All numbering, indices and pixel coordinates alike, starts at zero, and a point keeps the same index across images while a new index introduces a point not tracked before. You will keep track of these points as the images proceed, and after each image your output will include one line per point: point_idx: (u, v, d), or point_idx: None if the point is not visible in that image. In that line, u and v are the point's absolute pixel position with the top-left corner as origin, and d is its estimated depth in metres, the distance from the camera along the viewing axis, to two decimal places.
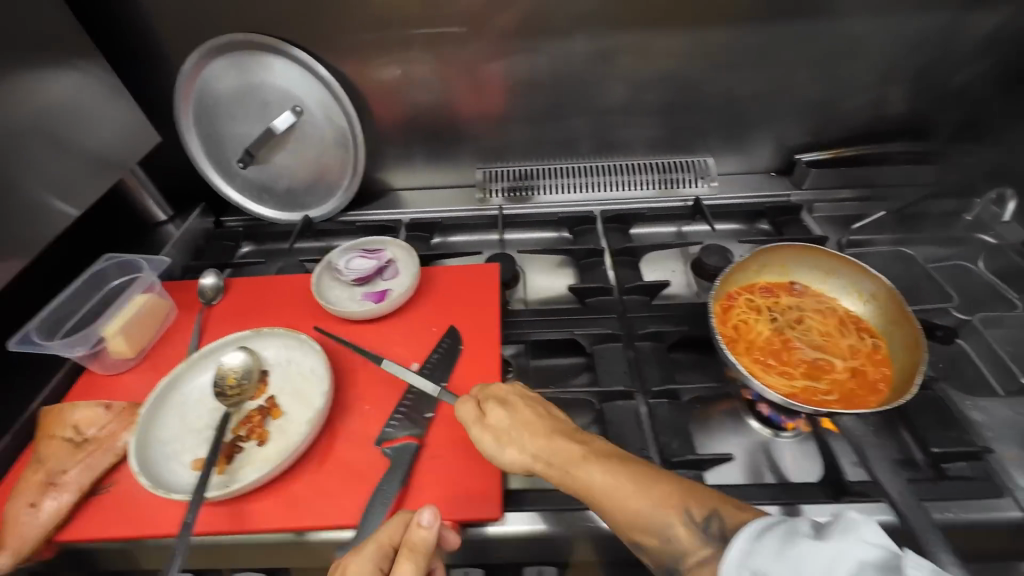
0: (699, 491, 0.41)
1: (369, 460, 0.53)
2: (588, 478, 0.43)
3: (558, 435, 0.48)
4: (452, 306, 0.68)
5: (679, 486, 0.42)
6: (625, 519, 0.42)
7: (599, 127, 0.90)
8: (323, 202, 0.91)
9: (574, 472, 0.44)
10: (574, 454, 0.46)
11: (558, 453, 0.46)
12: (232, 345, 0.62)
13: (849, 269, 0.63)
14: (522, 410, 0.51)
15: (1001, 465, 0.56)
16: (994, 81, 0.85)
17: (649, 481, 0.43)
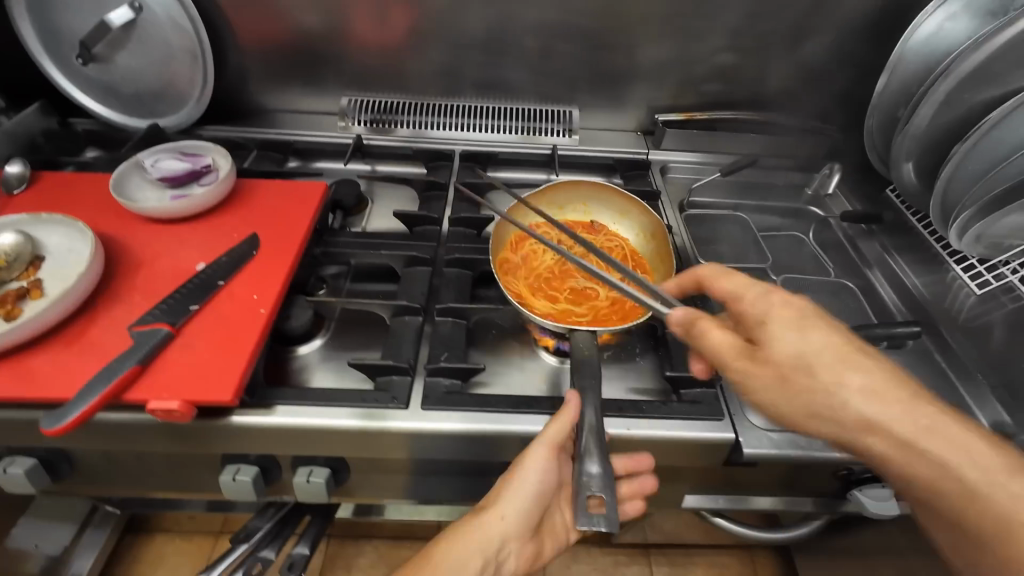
0: (850, 351, 0.47)
1: (119, 342, 0.53)
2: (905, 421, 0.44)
3: (730, 337, 0.49)
4: (260, 217, 0.68)
5: (825, 344, 0.47)
6: (820, 397, 0.46)
7: (464, 64, 0.91)
8: (177, 112, 0.90)
9: (928, 432, 0.44)
10: (910, 391, 0.46)
11: (849, 373, 0.46)
12: (13, 229, 0.61)
13: (635, 212, 0.77)
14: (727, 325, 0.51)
15: (734, 395, 0.63)
16: (834, 58, 0.89)
17: (884, 383, 0.45)
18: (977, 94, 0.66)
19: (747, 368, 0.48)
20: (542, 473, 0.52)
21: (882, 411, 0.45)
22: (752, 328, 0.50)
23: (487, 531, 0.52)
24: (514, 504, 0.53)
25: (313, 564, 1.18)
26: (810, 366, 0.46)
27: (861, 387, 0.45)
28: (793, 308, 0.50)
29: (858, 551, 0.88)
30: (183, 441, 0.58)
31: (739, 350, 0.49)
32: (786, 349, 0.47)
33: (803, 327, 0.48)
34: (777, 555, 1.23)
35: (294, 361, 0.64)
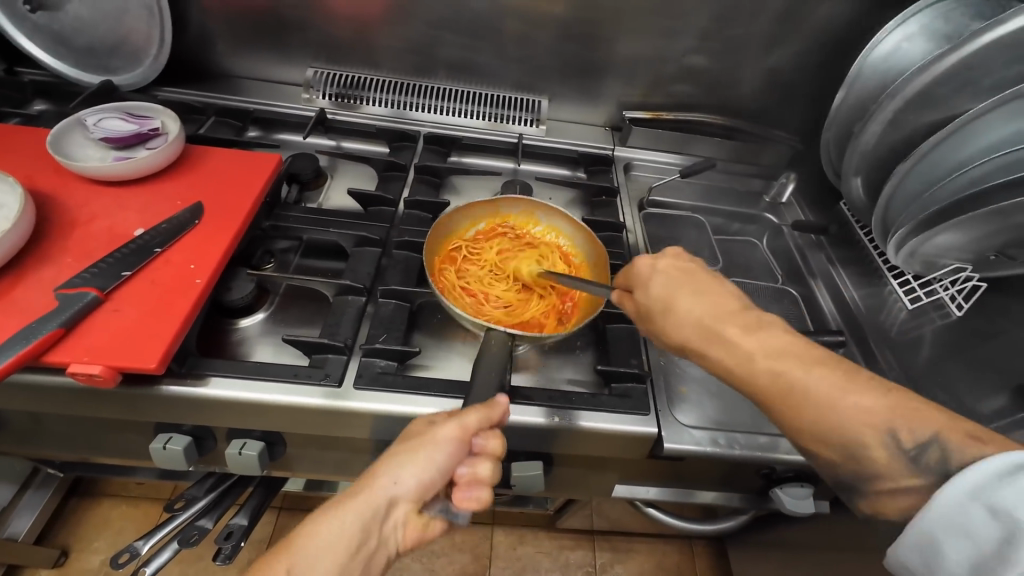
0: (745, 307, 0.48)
1: (44, 302, 0.53)
2: (748, 346, 0.45)
3: (659, 280, 0.53)
4: (209, 186, 0.68)
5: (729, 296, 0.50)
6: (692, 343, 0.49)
7: (435, 45, 0.90)
8: (132, 69, 0.88)
9: (771, 359, 0.44)
10: (744, 318, 0.47)
11: (693, 308, 0.49)
12: None
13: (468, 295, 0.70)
14: (668, 267, 0.53)
15: (664, 392, 0.65)
16: (798, 68, 0.90)
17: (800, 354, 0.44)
18: (922, 115, 0.69)
19: (647, 328, 0.54)
20: (448, 452, 0.45)
21: (729, 349, 0.46)
22: (637, 288, 0.55)
23: (367, 498, 0.43)
24: (410, 472, 0.44)
25: (262, 535, 1.19)
26: (666, 314, 0.51)
27: (701, 321, 0.48)
28: (671, 267, 0.53)
29: (782, 545, 0.92)
30: (113, 407, 0.57)
31: (639, 311, 0.54)
32: (651, 301, 0.53)
33: (674, 285, 0.52)
34: (714, 546, 1.29)
35: (235, 333, 0.64)
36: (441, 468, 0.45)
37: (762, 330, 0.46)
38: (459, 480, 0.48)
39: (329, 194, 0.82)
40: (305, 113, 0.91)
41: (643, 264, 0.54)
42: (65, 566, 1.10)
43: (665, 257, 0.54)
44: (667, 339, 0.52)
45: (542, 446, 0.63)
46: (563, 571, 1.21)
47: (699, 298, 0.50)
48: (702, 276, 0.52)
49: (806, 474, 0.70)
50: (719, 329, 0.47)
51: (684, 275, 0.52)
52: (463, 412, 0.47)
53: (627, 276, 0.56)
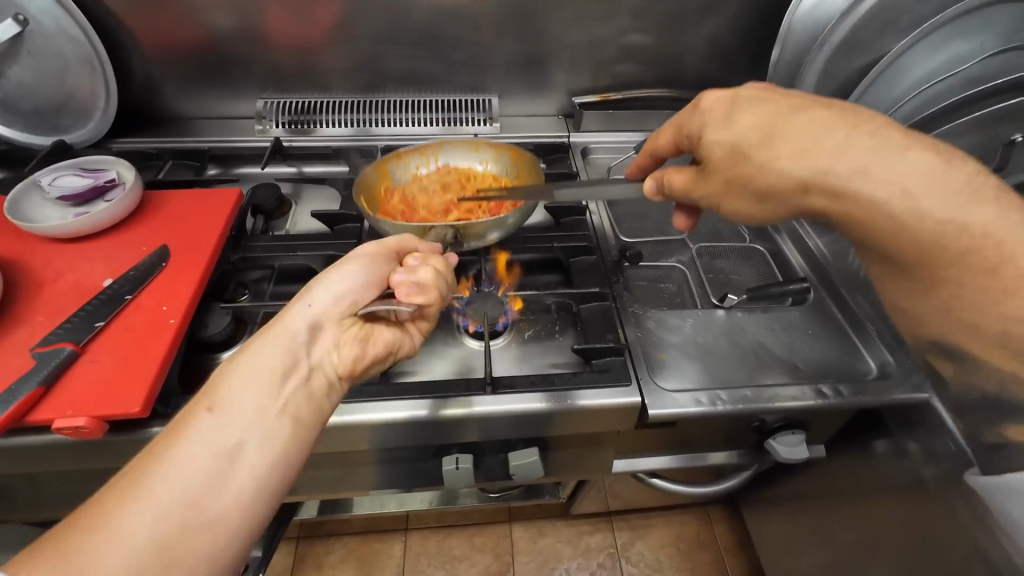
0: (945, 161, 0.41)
1: (21, 365, 0.53)
2: (908, 170, 0.41)
3: (749, 114, 0.45)
4: (171, 228, 0.68)
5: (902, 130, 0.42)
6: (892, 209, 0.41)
7: (378, 60, 0.91)
8: (83, 125, 0.89)
9: (954, 207, 0.40)
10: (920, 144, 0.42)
11: (814, 128, 0.43)
12: None
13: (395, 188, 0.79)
14: (753, 95, 0.47)
15: (644, 362, 0.67)
16: (734, 32, 0.93)
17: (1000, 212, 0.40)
18: (851, 61, 0.71)
19: (713, 183, 0.49)
20: (368, 267, 0.52)
21: (886, 176, 0.41)
22: (710, 124, 0.48)
23: (275, 334, 0.46)
24: (333, 284, 0.50)
25: (283, 567, 1.19)
26: (766, 144, 0.44)
27: (810, 148, 0.42)
28: (752, 93, 0.47)
29: (790, 496, 0.94)
30: (104, 458, 0.58)
31: (720, 157, 0.47)
32: (736, 137, 0.46)
33: (767, 111, 0.45)
34: (728, 509, 1.30)
35: (218, 367, 0.65)
36: (365, 279, 0.52)
37: (939, 159, 0.41)
38: (398, 282, 0.52)
39: (295, 220, 0.83)
40: (261, 144, 0.92)
41: (712, 100, 0.49)
42: None
43: (749, 87, 0.48)
44: (761, 183, 0.45)
45: (533, 432, 0.64)
46: (585, 557, 1.22)
47: (805, 122, 0.43)
48: (787, 97, 0.46)
49: (796, 421, 0.72)
50: (866, 165, 0.41)
51: (768, 99, 0.46)
52: (382, 238, 0.56)
53: (682, 126, 0.51)
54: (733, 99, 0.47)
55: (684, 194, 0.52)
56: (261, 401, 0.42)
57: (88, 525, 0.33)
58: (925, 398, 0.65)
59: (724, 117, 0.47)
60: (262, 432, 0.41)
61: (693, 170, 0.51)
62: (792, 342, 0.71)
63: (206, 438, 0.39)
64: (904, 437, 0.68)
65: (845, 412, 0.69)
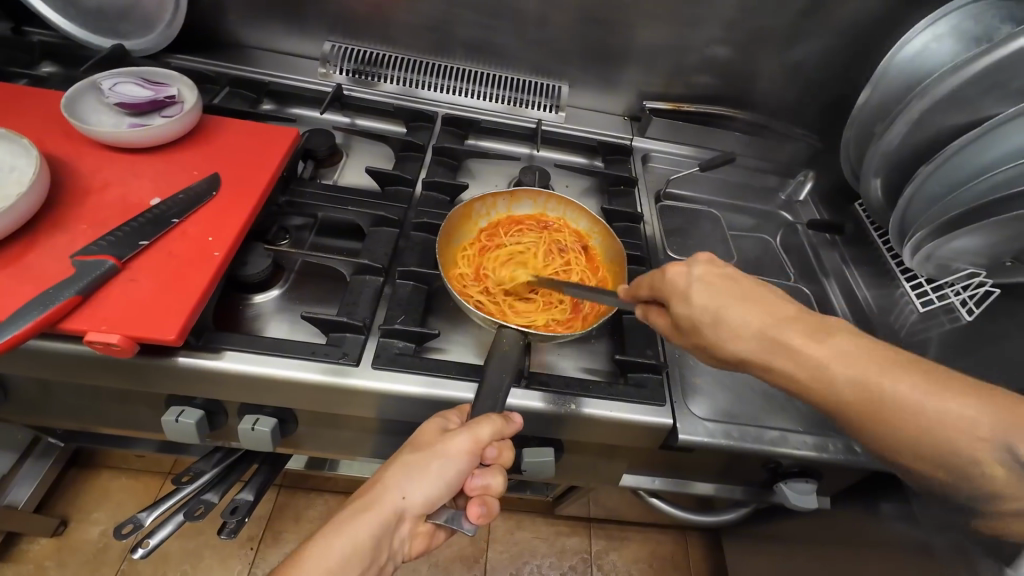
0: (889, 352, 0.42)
1: (60, 270, 0.52)
2: (815, 356, 0.43)
3: (702, 289, 0.48)
4: (225, 158, 0.66)
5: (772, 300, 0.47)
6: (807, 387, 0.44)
7: (454, 23, 0.88)
8: (144, 34, 0.86)
9: (842, 362, 0.42)
10: (806, 325, 0.45)
11: (746, 321, 0.46)
12: None
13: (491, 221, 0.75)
14: (711, 274, 0.49)
15: (678, 384, 0.65)
16: (822, 64, 0.90)
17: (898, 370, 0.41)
18: (948, 117, 0.68)
19: (686, 340, 0.51)
20: (458, 464, 0.48)
21: (798, 360, 0.44)
22: (674, 299, 0.50)
23: (380, 510, 0.47)
24: (421, 482, 0.47)
25: (262, 512, 1.20)
26: (715, 325, 0.47)
27: (759, 332, 0.45)
28: (709, 274, 0.49)
29: (779, 539, 0.94)
30: (124, 378, 0.57)
31: (681, 325, 0.50)
32: (695, 312, 0.48)
33: (720, 294, 0.47)
34: (706, 537, 1.31)
35: (249, 309, 0.64)
36: (450, 481, 0.48)
37: (816, 335, 0.44)
38: (472, 490, 0.50)
39: (344, 172, 0.81)
40: (321, 88, 0.90)
41: (677, 272, 0.50)
42: (63, 535, 1.13)
43: (699, 262, 0.50)
44: (716, 351, 0.48)
45: (552, 433, 0.63)
46: (558, 557, 1.23)
47: (749, 309, 0.46)
48: (746, 282, 0.48)
49: (811, 469, 0.71)
50: (784, 338, 0.44)
51: (722, 284, 0.48)
52: (477, 423, 0.48)
53: (655, 287, 0.52)
54: (685, 278, 0.49)
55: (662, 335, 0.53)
56: None
57: None
58: None
59: (681, 293, 0.49)
60: None
61: (673, 320, 0.52)
62: None
63: None
64: (918, 505, 0.67)
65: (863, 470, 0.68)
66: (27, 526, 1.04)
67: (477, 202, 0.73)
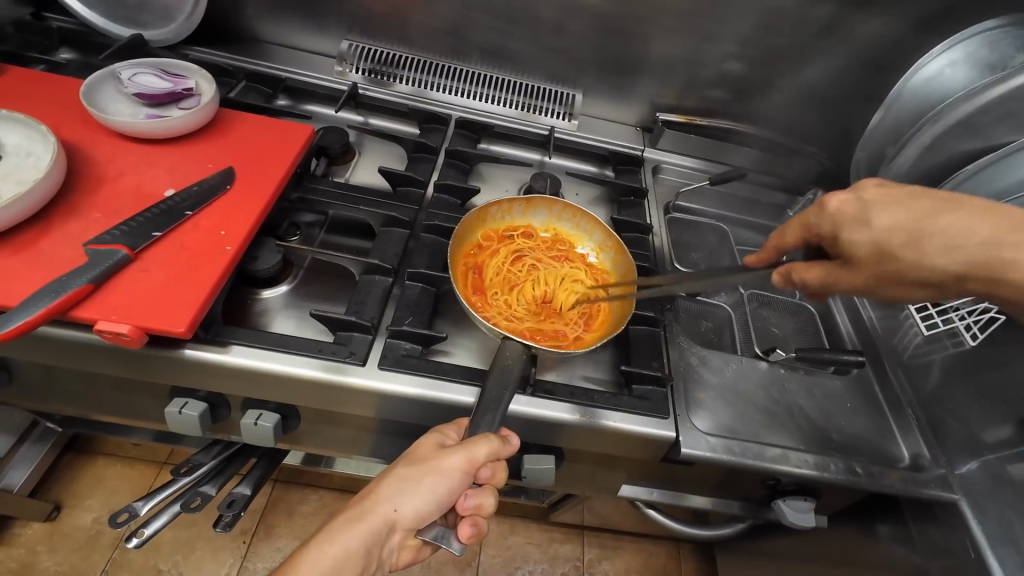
0: None
1: (73, 258, 0.52)
2: None
3: (888, 211, 0.44)
4: (240, 152, 0.66)
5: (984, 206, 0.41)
6: None
7: (472, 27, 0.88)
8: (163, 25, 0.86)
9: None
10: None
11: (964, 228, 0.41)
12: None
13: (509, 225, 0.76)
14: (884, 194, 0.45)
15: (682, 397, 0.65)
16: (835, 84, 0.90)
17: None
18: (959, 144, 0.69)
19: (863, 275, 0.46)
20: (451, 482, 0.48)
21: None
22: (844, 227, 0.46)
23: (372, 520, 0.48)
24: (413, 496, 0.48)
25: (256, 506, 1.20)
26: (913, 245, 0.43)
27: (961, 245, 0.41)
28: (884, 194, 0.45)
29: (773, 555, 0.94)
30: (130, 367, 0.57)
31: (863, 254, 0.45)
32: (879, 237, 0.44)
33: (905, 211, 0.43)
34: (699, 550, 1.31)
35: (256, 304, 0.64)
36: (441, 497, 0.49)
37: None
38: (463, 509, 0.50)
39: (356, 170, 0.81)
40: (336, 86, 0.90)
41: (839, 201, 0.47)
42: (56, 520, 1.12)
43: (869, 186, 0.46)
44: (919, 272, 0.43)
45: (555, 440, 0.63)
46: (550, 564, 1.22)
47: (950, 221, 0.42)
48: (937, 194, 0.44)
49: (810, 487, 0.71)
50: (1005, 252, 0.40)
51: (904, 199, 0.44)
52: (473, 443, 0.48)
53: (811, 224, 0.49)
54: (865, 201, 0.45)
55: (817, 289, 0.48)
56: None
57: None
58: (954, 498, 0.65)
59: (859, 214, 0.45)
60: None
61: (829, 266, 0.47)
62: (828, 410, 0.71)
63: None
64: (916, 528, 0.68)
65: (862, 491, 0.68)
66: (20, 510, 1.04)
67: (493, 206, 0.73)
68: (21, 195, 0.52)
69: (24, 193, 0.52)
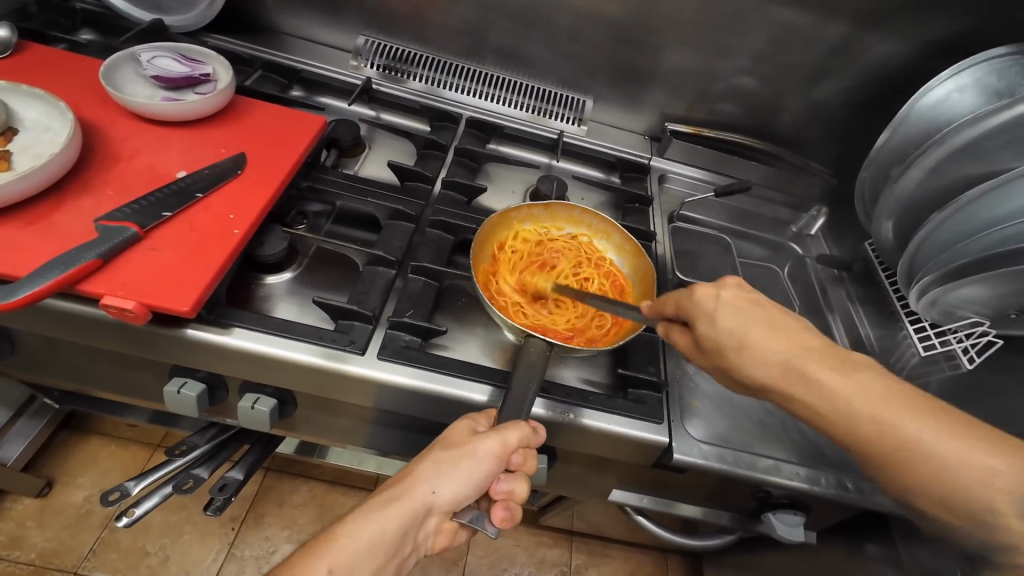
0: (898, 394, 0.44)
1: (83, 232, 0.53)
2: (844, 391, 0.45)
3: (727, 312, 0.50)
4: (253, 138, 0.68)
5: (791, 329, 0.49)
6: (834, 426, 0.46)
7: (488, 28, 0.89)
8: (184, 11, 0.87)
9: (871, 405, 0.44)
10: (831, 358, 0.47)
11: (769, 347, 0.49)
12: (20, 94, 0.61)
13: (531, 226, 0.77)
14: (738, 297, 0.51)
15: (676, 404, 0.66)
16: (843, 103, 0.91)
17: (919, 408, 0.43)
18: (963, 167, 0.69)
19: (708, 359, 0.53)
20: (486, 466, 0.48)
21: (823, 394, 0.46)
22: (698, 319, 0.52)
23: (411, 502, 0.47)
24: (452, 480, 0.48)
25: (247, 493, 1.20)
26: (737, 349, 0.49)
27: (769, 359, 0.48)
28: (733, 296, 0.51)
29: (760, 570, 0.93)
30: (132, 343, 0.58)
31: (704, 343, 0.52)
32: (719, 335, 0.50)
33: (744, 319, 0.50)
34: (687, 563, 1.30)
35: (260, 288, 0.65)
36: (477, 481, 0.49)
37: (832, 369, 0.46)
38: (497, 495, 0.51)
39: (365, 163, 0.82)
40: (350, 79, 0.91)
41: (704, 292, 0.52)
42: (47, 497, 1.13)
43: (729, 285, 0.52)
44: (739, 376, 0.51)
45: (548, 440, 0.63)
46: (537, 567, 1.22)
47: (762, 333, 0.49)
48: (770, 307, 0.51)
49: (801, 502, 0.70)
50: (808, 370, 0.47)
51: (751, 308, 0.50)
52: (505, 428, 0.49)
53: (681, 306, 0.53)
54: (715, 300, 0.51)
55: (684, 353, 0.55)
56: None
57: None
58: None
59: (709, 314, 0.51)
60: None
61: (693, 338, 0.54)
62: None
63: None
64: (905, 549, 0.67)
65: (852, 508, 0.68)
66: (12, 484, 1.04)
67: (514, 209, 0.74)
68: (37, 169, 0.52)
69: (40, 167, 0.53)
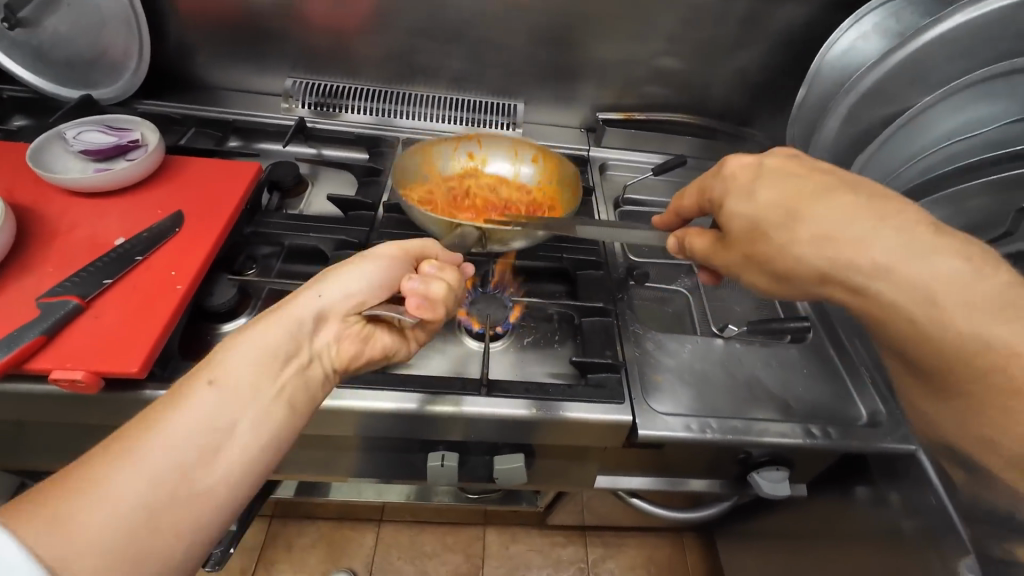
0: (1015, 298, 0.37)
1: (26, 312, 0.54)
2: (930, 274, 0.37)
3: (769, 185, 0.44)
4: (189, 194, 0.69)
5: (879, 209, 0.40)
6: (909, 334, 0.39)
7: (411, 51, 0.92)
8: (112, 83, 0.89)
9: (970, 306, 0.37)
10: (947, 242, 0.38)
11: (839, 221, 0.40)
12: None
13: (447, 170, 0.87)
14: (785, 163, 0.46)
15: (639, 383, 0.67)
16: (761, 69, 0.94)
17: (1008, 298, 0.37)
18: (876, 111, 0.72)
19: (732, 255, 0.48)
20: (384, 266, 0.53)
21: (905, 284, 0.38)
22: (730, 196, 0.47)
23: (291, 312, 0.47)
24: (349, 279, 0.51)
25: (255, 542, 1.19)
26: (787, 225, 0.42)
27: (833, 236, 0.40)
28: (782, 163, 0.46)
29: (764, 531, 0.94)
30: (94, 413, 0.58)
31: (735, 228, 0.46)
32: (756, 212, 0.44)
33: (793, 189, 0.43)
34: (702, 538, 1.30)
35: (217, 338, 0.65)
36: (375, 281, 0.53)
37: (961, 259, 0.37)
38: (410, 290, 0.52)
39: (310, 200, 0.84)
40: (285, 122, 0.93)
41: (741, 163, 0.47)
42: None
43: (772, 155, 0.47)
44: (777, 265, 0.43)
45: (521, 438, 0.64)
46: (555, 567, 1.22)
47: (843, 204, 0.41)
48: (828, 176, 0.43)
49: (781, 457, 0.71)
50: (881, 259, 0.39)
51: (798, 175, 0.44)
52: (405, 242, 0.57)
53: (707, 188, 0.50)
54: (760, 170, 0.46)
55: (703, 258, 0.52)
56: (256, 378, 0.42)
57: (117, 454, 0.35)
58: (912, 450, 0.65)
59: (743, 188, 0.46)
60: (257, 417, 0.41)
61: (713, 236, 0.50)
62: (786, 379, 0.73)
63: (201, 411, 0.39)
64: (887, 487, 0.69)
65: (829, 455, 0.70)
66: None
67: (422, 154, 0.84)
68: None
69: None
